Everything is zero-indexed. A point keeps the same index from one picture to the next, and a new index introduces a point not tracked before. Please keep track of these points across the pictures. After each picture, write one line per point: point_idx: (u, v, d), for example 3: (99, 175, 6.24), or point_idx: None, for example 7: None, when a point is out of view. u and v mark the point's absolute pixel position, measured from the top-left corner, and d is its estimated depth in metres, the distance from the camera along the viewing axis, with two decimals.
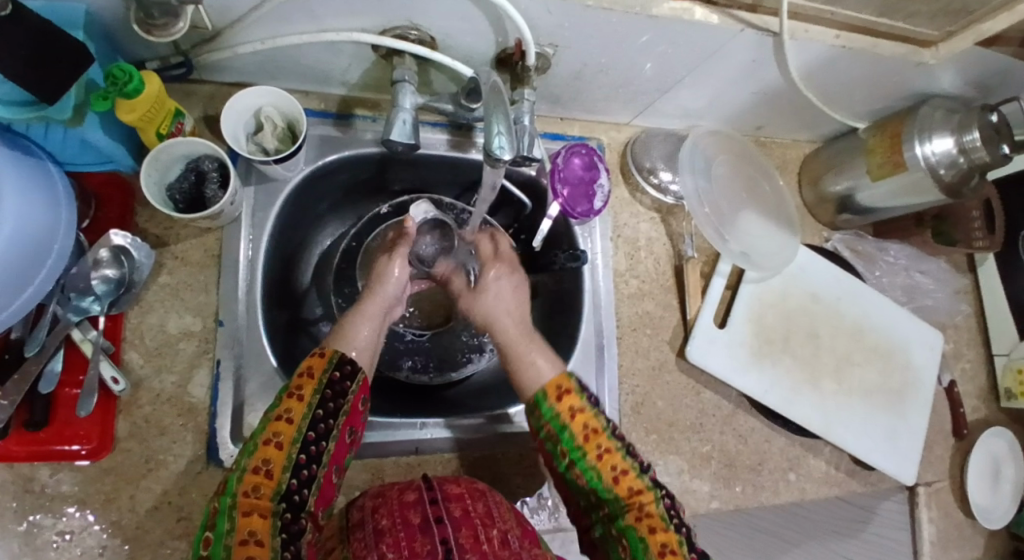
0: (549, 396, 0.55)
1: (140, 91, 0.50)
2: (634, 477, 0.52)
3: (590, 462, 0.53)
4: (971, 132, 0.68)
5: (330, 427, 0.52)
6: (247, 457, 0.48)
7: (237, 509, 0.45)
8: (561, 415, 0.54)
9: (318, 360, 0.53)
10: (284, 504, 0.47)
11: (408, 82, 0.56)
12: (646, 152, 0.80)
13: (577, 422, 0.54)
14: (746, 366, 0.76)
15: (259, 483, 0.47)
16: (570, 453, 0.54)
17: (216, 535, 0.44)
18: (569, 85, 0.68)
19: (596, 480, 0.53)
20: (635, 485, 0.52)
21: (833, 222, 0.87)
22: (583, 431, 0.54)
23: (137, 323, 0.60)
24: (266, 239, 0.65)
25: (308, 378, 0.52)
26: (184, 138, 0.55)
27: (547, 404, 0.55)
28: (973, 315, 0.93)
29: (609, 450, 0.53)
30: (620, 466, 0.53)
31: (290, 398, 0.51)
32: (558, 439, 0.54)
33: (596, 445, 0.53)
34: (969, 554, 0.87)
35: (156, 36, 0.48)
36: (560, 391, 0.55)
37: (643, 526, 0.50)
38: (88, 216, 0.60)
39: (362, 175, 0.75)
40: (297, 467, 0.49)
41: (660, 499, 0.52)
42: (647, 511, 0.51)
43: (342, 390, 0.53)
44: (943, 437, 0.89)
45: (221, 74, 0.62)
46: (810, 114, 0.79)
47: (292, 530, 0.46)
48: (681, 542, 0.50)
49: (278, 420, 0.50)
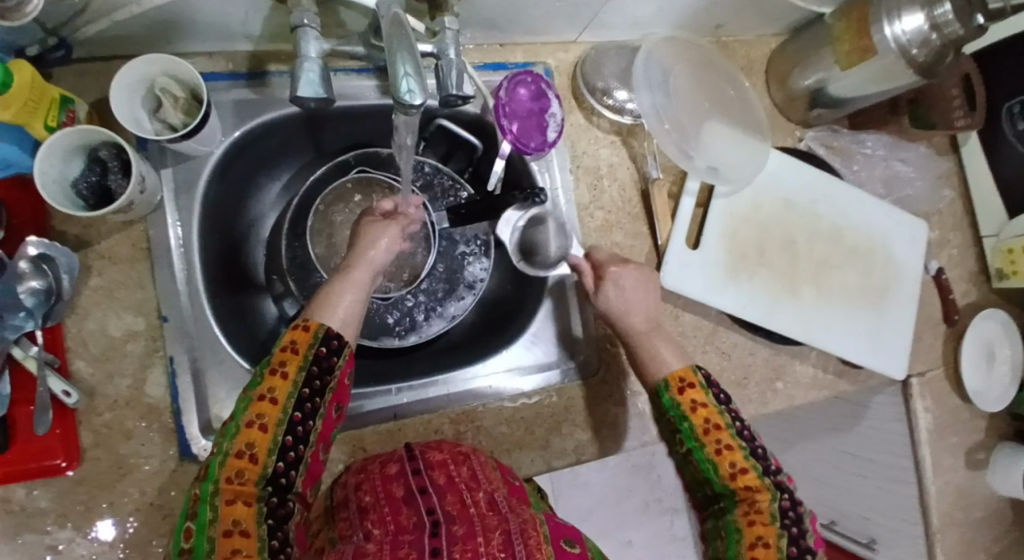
0: (671, 388, 0.56)
1: (8, 84, 0.44)
2: (753, 476, 0.53)
3: (708, 455, 0.54)
4: (943, 4, 0.62)
5: (316, 406, 0.49)
6: (229, 441, 0.45)
7: (221, 496, 0.43)
8: (682, 407, 0.55)
9: (302, 334, 0.49)
10: (270, 488, 0.45)
11: (309, 26, 0.50)
12: (597, 71, 0.74)
13: (697, 416, 0.55)
14: (723, 285, 0.73)
15: (243, 468, 0.44)
16: (687, 445, 0.55)
17: (199, 526, 0.42)
18: (502, 6, 0.61)
19: (710, 473, 0.54)
20: (753, 483, 0.52)
21: (805, 119, 0.82)
22: (703, 426, 0.55)
23: (78, 331, 0.57)
24: (197, 223, 0.62)
25: (290, 355, 0.48)
26: (64, 130, 0.50)
27: (669, 395, 0.56)
28: (959, 198, 0.90)
29: (730, 447, 0.53)
30: (739, 465, 0.53)
31: (272, 375, 0.47)
32: (678, 429, 0.56)
33: (716, 440, 0.54)
34: (966, 436, 0.87)
35: (12, 20, 0.41)
36: (682, 383, 0.56)
37: (746, 521, 0.52)
38: (2, 226, 0.55)
39: (293, 137, 0.70)
40: (282, 449, 0.46)
41: (778, 499, 0.52)
42: (756, 508, 0.52)
43: (330, 365, 0.49)
44: (933, 325, 0.87)
45: (108, 47, 0.55)
46: (772, 4, 0.72)
47: (279, 515, 0.45)
48: (782, 537, 0.51)
49: (262, 401, 0.46)
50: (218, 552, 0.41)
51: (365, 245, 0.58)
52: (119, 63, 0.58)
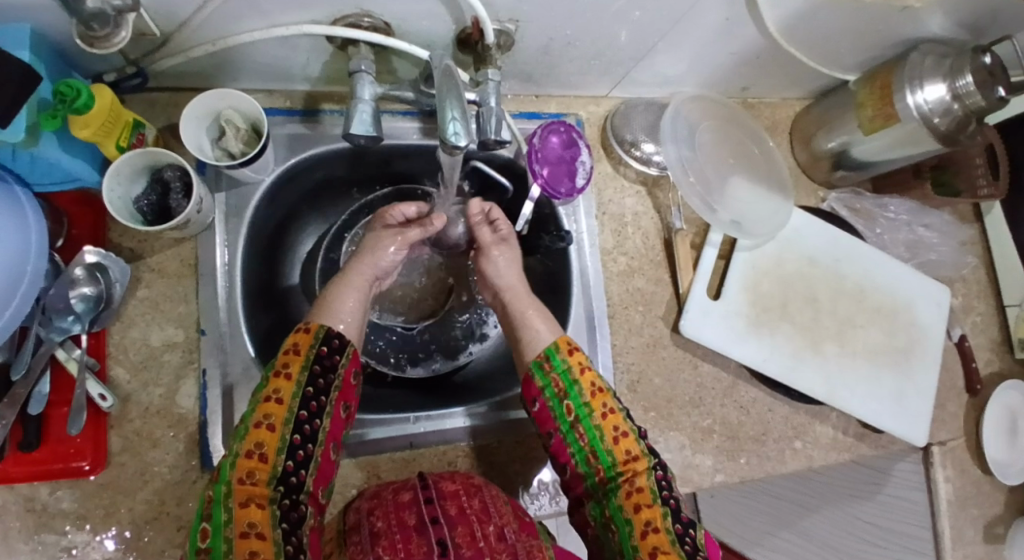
0: (561, 349, 0.60)
1: (91, 106, 0.49)
2: (633, 440, 0.57)
3: (595, 420, 0.58)
4: (964, 76, 0.65)
5: (322, 405, 0.52)
6: (239, 442, 0.48)
7: (234, 498, 0.45)
8: (572, 371, 0.59)
9: (303, 336, 0.53)
10: (281, 489, 0.48)
11: (365, 72, 0.55)
12: (626, 124, 0.77)
13: (586, 379, 0.59)
14: (743, 336, 0.74)
15: (253, 468, 0.47)
16: (575, 408, 0.58)
17: (214, 527, 0.44)
18: (539, 61, 0.66)
19: (598, 439, 0.57)
20: (633, 449, 0.57)
21: (828, 180, 0.84)
22: (590, 389, 0.59)
23: (120, 339, 0.60)
24: (242, 244, 0.65)
25: (294, 357, 0.52)
26: (138, 150, 0.55)
27: (559, 357, 0.60)
28: (981, 265, 0.90)
29: (612, 410, 0.59)
30: (621, 428, 0.58)
31: (277, 377, 0.51)
32: (566, 394, 0.59)
33: (602, 403, 0.59)
34: (989, 511, 0.84)
35: (99, 48, 0.46)
36: (571, 346, 0.60)
37: (630, 504, 0.55)
38: (61, 236, 0.60)
39: (338, 170, 0.74)
40: (291, 448, 0.49)
41: (654, 473, 0.56)
42: (637, 486, 0.55)
43: (331, 365, 0.54)
44: (957, 393, 0.86)
45: (179, 79, 0.61)
46: (795, 70, 0.76)
47: (292, 519, 0.47)
48: (665, 516, 0.54)
49: (268, 401, 0.50)
50: (236, 552, 0.43)
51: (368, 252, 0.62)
52: (188, 94, 0.64)
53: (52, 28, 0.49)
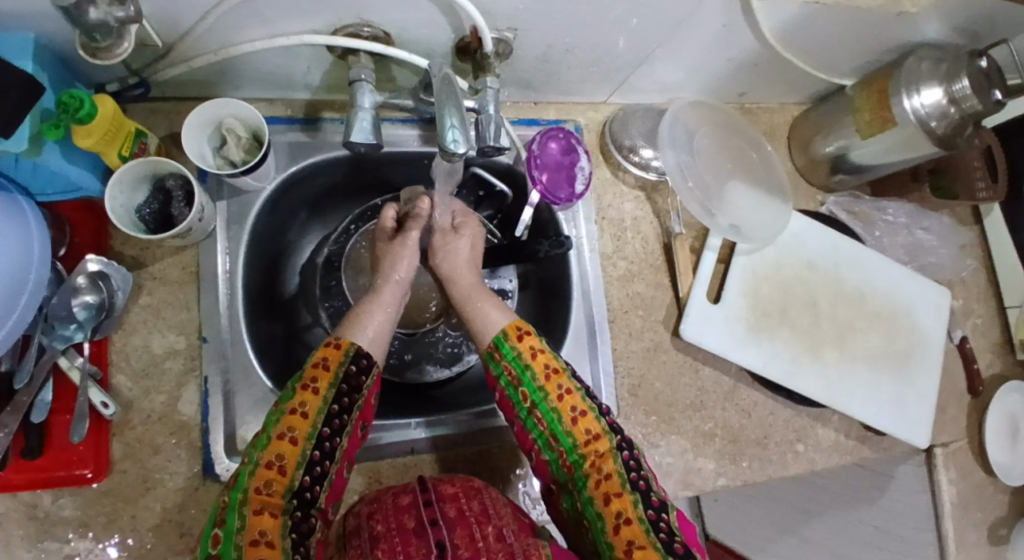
0: (510, 337, 0.60)
1: (93, 115, 0.50)
2: (593, 420, 0.57)
3: (551, 403, 0.58)
4: (960, 80, 0.65)
5: (343, 424, 0.52)
6: (260, 451, 0.48)
7: (249, 505, 0.45)
8: (523, 355, 0.59)
9: (333, 352, 0.54)
10: (295, 501, 0.48)
11: (365, 80, 0.56)
12: (625, 129, 0.78)
13: (538, 362, 0.59)
14: (743, 340, 0.74)
15: (272, 479, 0.47)
16: (531, 394, 0.58)
17: (227, 533, 0.44)
18: (537, 68, 0.67)
19: (556, 423, 0.57)
20: (593, 428, 0.57)
21: (827, 184, 0.85)
22: (544, 372, 0.59)
23: (122, 346, 0.61)
24: (244, 252, 0.66)
25: (321, 372, 0.52)
26: (140, 160, 0.55)
27: (508, 345, 0.59)
28: (981, 268, 0.90)
29: (569, 391, 0.58)
30: (579, 408, 0.58)
31: (304, 391, 0.51)
32: (520, 381, 0.58)
33: (557, 385, 0.58)
34: (993, 514, 0.84)
35: (102, 60, 0.47)
36: (520, 332, 0.60)
37: (600, 494, 0.54)
38: (63, 244, 0.60)
39: (338, 177, 0.74)
40: (309, 463, 0.50)
41: (619, 457, 0.56)
42: (605, 472, 0.55)
43: (357, 385, 0.54)
44: (959, 396, 0.86)
45: (182, 88, 0.61)
46: (793, 75, 0.77)
47: (302, 530, 0.47)
48: (636, 502, 0.54)
49: (293, 414, 0.50)
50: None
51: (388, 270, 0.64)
52: (189, 103, 0.64)
53: (56, 39, 0.49)
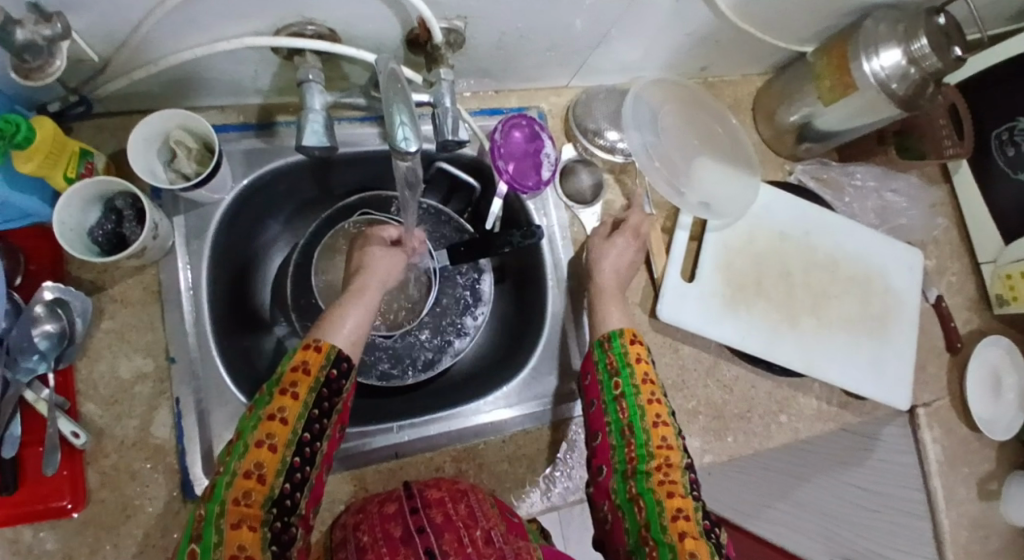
0: (623, 335, 0.61)
1: (32, 139, 0.48)
2: (671, 432, 0.57)
3: (639, 401, 0.58)
4: (919, 39, 0.65)
5: (323, 427, 0.51)
6: (238, 460, 0.46)
7: (227, 518, 0.44)
8: (628, 355, 0.60)
9: (314, 355, 0.52)
10: (274, 511, 0.47)
11: (313, 81, 0.54)
12: (589, 113, 0.77)
13: (639, 366, 0.59)
14: (721, 315, 0.74)
15: (251, 488, 0.46)
16: (623, 388, 0.58)
17: (205, 547, 0.43)
18: (494, 56, 0.65)
19: (638, 418, 0.57)
20: (669, 438, 0.56)
21: (795, 153, 0.84)
22: (641, 376, 0.59)
23: (89, 373, 0.59)
24: (205, 266, 0.64)
25: (302, 376, 0.50)
26: (89, 180, 0.53)
27: (619, 341, 0.61)
28: (952, 225, 0.91)
29: (658, 400, 0.58)
30: (662, 417, 0.57)
31: (283, 395, 0.49)
32: (618, 373, 0.59)
33: (649, 391, 0.58)
34: (978, 467, 0.85)
35: (35, 80, 0.45)
36: (633, 336, 0.61)
37: (662, 489, 0.52)
38: (19, 273, 0.58)
39: (300, 184, 0.73)
40: (290, 470, 0.48)
41: (687, 474, 0.55)
42: (671, 477, 0.54)
43: (337, 389, 0.53)
44: (937, 353, 0.87)
45: (126, 103, 0.60)
46: (752, 47, 0.76)
47: (282, 541, 0.46)
48: (696, 510, 0.52)
49: (272, 420, 0.48)
50: None
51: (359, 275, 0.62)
52: (137, 118, 0.62)
53: None
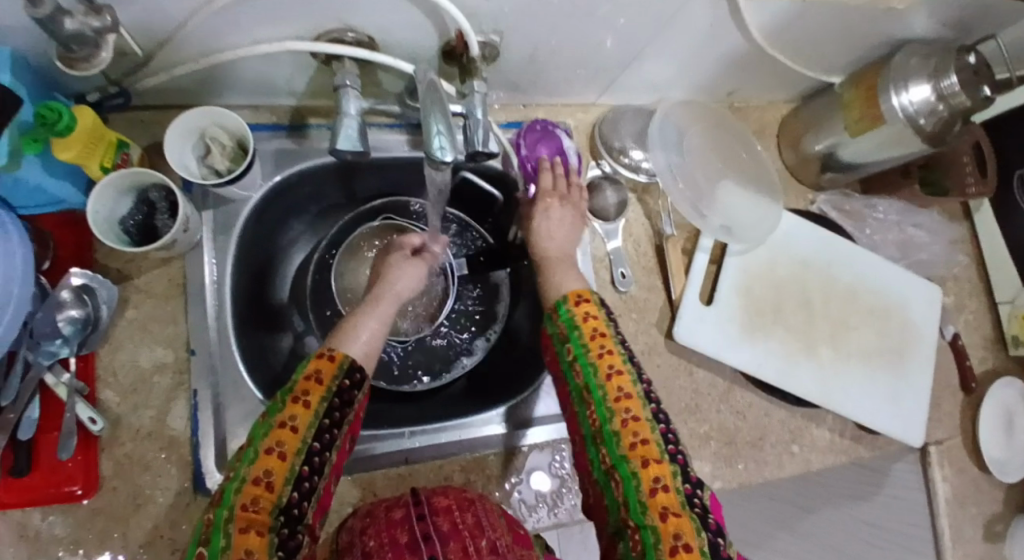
0: (568, 301, 0.57)
1: (72, 128, 0.49)
2: (628, 380, 0.52)
3: (591, 358, 0.54)
4: (948, 76, 0.65)
5: (333, 438, 0.51)
6: (247, 468, 0.46)
7: (234, 523, 0.43)
8: (574, 317, 0.56)
9: (326, 364, 0.52)
10: (282, 519, 0.45)
11: (350, 86, 0.55)
12: (615, 131, 0.78)
13: (587, 326, 0.55)
14: (737, 341, 0.74)
15: (258, 496, 0.45)
16: (574, 353, 0.55)
17: (211, 554, 0.41)
18: (525, 70, 0.66)
19: (592, 376, 0.53)
20: (627, 387, 0.52)
21: (818, 182, 0.85)
22: (590, 334, 0.55)
23: (109, 361, 0.60)
24: (231, 262, 0.65)
25: (314, 385, 0.51)
26: (124, 171, 0.54)
27: (565, 308, 0.57)
28: (972, 263, 0.90)
29: (610, 352, 0.54)
30: (617, 367, 0.53)
31: (294, 403, 0.50)
32: (568, 339, 0.56)
33: (600, 346, 0.54)
34: (986, 508, 0.85)
35: (80, 70, 0.46)
36: (579, 298, 0.57)
37: (634, 455, 0.49)
38: (47, 258, 0.59)
39: (325, 185, 0.74)
40: (298, 479, 0.47)
41: (657, 429, 0.50)
42: (641, 437, 0.50)
43: (349, 399, 0.53)
44: (952, 391, 0.86)
45: (165, 97, 0.61)
46: (782, 73, 0.76)
47: (289, 548, 0.45)
48: (675, 474, 0.48)
49: (282, 428, 0.48)
50: None
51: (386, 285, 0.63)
52: (172, 112, 0.63)
53: (31, 48, 0.48)
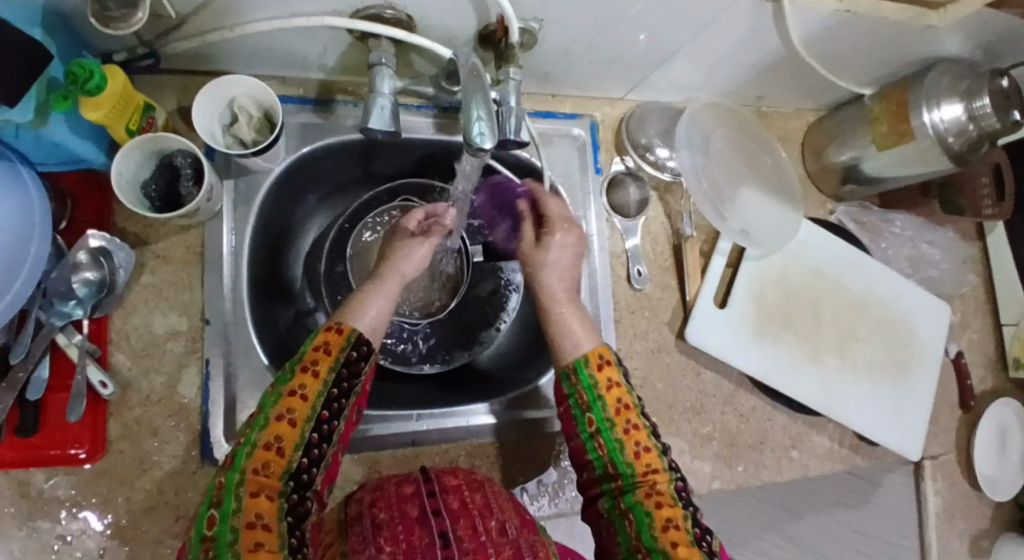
0: (589, 363, 0.56)
1: (102, 88, 0.47)
2: (655, 455, 0.54)
3: (617, 435, 0.54)
4: (981, 98, 0.65)
5: (341, 407, 0.51)
6: (258, 432, 0.46)
7: (245, 487, 0.44)
8: (598, 386, 0.55)
9: (335, 336, 0.51)
10: (291, 484, 0.46)
11: (385, 66, 0.54)
12: (641, 128, 0.77)
13: (611, 396, 0.55)
14: (747, 345, 0.74)
15: (269, 460, 0.45)
16: (596, 412, 0.55)
17: (222, 515, 0.42)
18: (558, 60, 0.65)
19: (618, 453, 0.54)
20: (654, 464, 0.53)
21: (838, 193, 0.85)
22: (614, 405, 0.55)
23: (122, 325, 0.59)
24: (249, 233, 0.64)
25: (322, 356, 0.50)
26: (152, 134, 0.53)
27: (586, 371, 0.56)
28: (981, 284, 0.91)
29: (636, 426, 0.55)
30: (644, 444, 0.54)
31: (304, 373, 0.49)
32: (589, 409, 0.55)
33: (625, 420, 0.55)
34: (972, 523, 0.87)
35: (114, 29, 0.45)
36: (601, 360, 0.56)
37: (650, 501, 0.51)
38: (64, 217, 0.58)
39: (345, 163, 0.73)
40: (308, 446, 0.48)
41: (673, 482, 0.53)
42: (658, 488, 0.52)
43: (357, 370, 0.52)
44: (949, 408, 0.87)
45: (193, 62, 0.60)
46: (813, 82, 0.76)
47: (298, 513, 0.46)
48: (686, 518, 0.51)
49: (292, 396, 0.48)
50: (242, 542, 0.41)
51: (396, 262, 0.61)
52: (198, 78, 0.62)
53: (62, 4, 0.47)
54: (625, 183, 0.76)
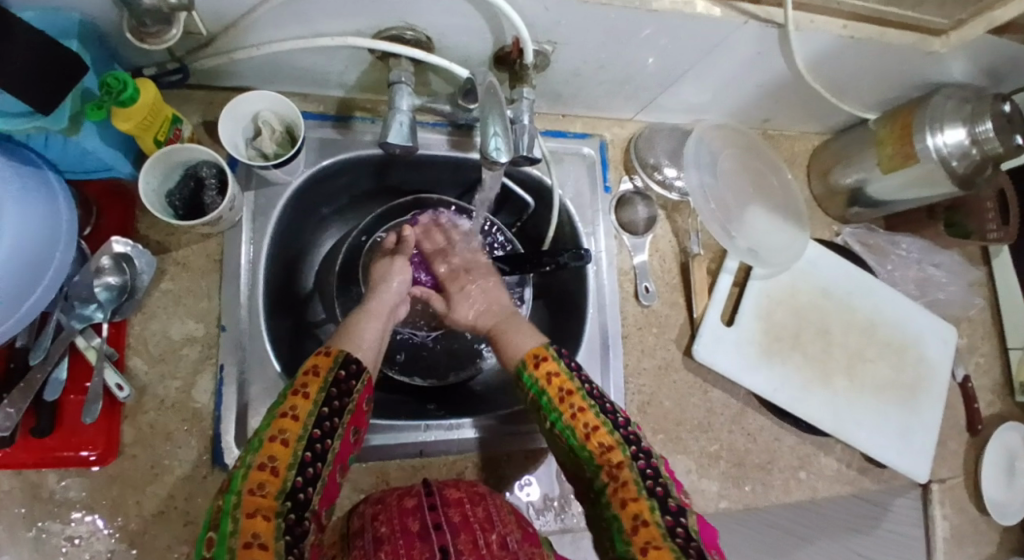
0: (527, 365, 0.56)
1: (134, 99, 0.50)
2: (605, 432, 0.52)
3: (565, 421, 0.53)
4: (983, 122, 0.67)
5: (334, 426, 0.51)
6: (252, 455, 0.47)
7: (243, 508, 0.44)
8: (539, 380, 0.55)
9: (323, 359, 0.53)
10: (288, 504, 0.46)
11: (404, 83, 0.56)
12: (650, 147, 0.79)
13: (553, 386, 0.55)
14: (754, 364, 0.75)
15: (265, 480, 0.46)
16: (548, 417, 0.55)
17: (221, 536, 0.43)
18: (570, 81, 0.67)
19: (570, 440, 0.53)
20: (607, 441, 0.52)
21: (843, 215, 0.86)
22: (558, 394, 0.54)
23: (140, 331, 0.61)
24: (267, 244, 0.66)
25: (312, 378, 0.51)
26: (178, 146, 0.55)
27: (528, 372, 0.56)
28: (987, 307, 0.91)
29: (581, 408, 0.53)
30: (592, 423, 0.53)
31: (294, 395, 0.50)
32: (539, 404, 0.55)
33: (570, 404, 0.54)
34: (983, 549, 0.85)
35: (150, 44, 0.47)
36: (537, 359, 0.56)
37: (616, 499, 0.50)
38: (89, 224, 0.60)
39: (360, 178, 0.75)
40: (302, 465, 0.48)
41: (635, 466, 0.51)
42: (620, 480, 0.50)
43: (348, 389, 0.53)
44: (958, 432, 0.87)
45: (220, 78, 0.62)
46: (817, 105, 0.78)
47: (297, 533, 0.45)
48: (653, 509, 0.48)
49: (284, 417, 0.49)
50: None
51: (381, 282, 0.65)
52: (223, 93, 0.65)
53: (100, 20, 0.50)
54: (632, 202, 0.78)
